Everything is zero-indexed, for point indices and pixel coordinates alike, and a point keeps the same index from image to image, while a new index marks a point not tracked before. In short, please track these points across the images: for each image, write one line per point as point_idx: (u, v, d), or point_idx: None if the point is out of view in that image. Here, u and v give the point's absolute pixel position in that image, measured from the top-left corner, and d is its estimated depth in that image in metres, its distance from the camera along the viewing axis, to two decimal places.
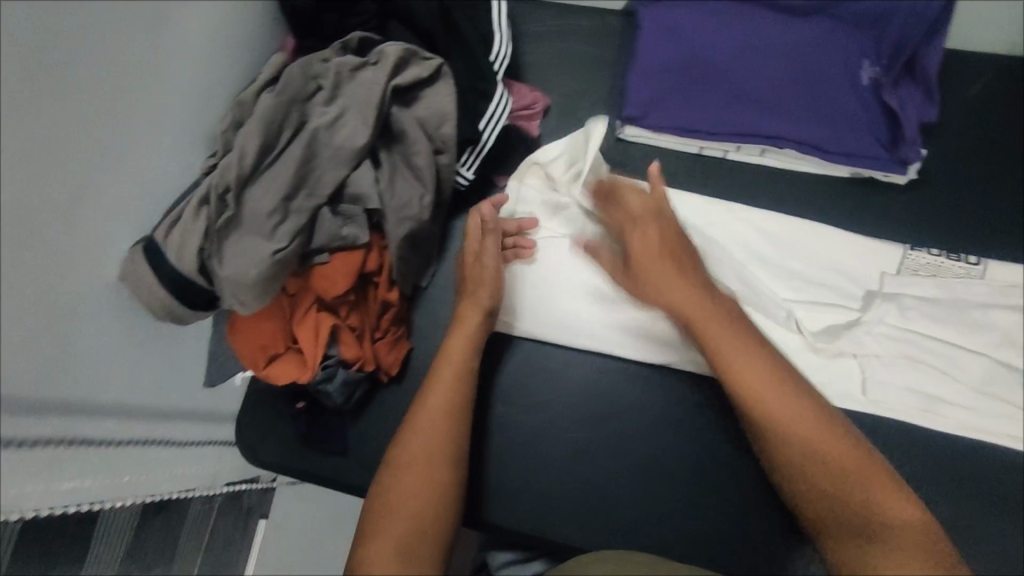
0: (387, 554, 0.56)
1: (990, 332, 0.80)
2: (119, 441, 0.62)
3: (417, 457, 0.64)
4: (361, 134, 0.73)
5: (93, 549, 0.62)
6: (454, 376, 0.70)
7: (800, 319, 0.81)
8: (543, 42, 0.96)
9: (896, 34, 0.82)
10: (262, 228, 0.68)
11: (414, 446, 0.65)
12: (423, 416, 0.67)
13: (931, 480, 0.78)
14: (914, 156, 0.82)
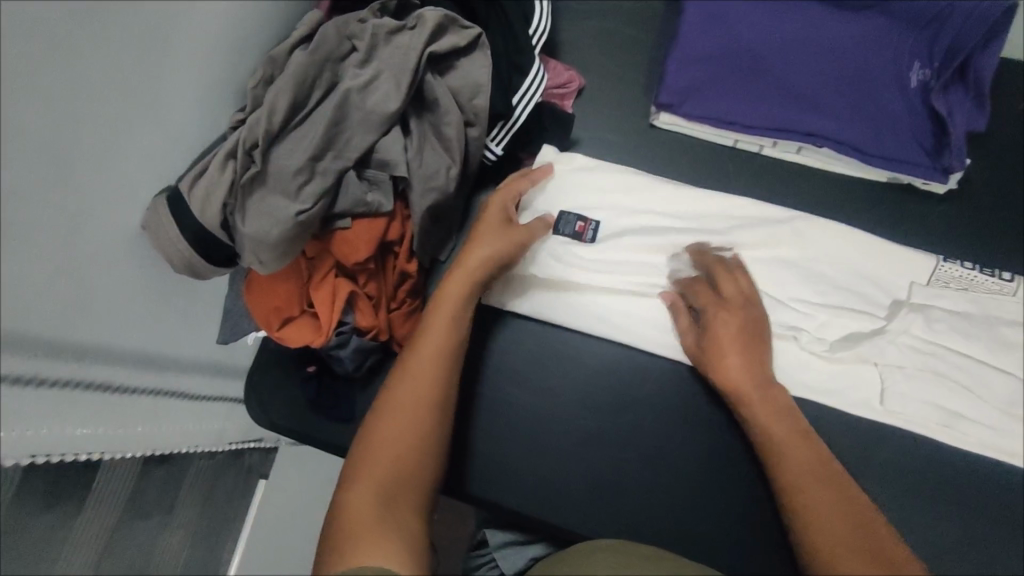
0: (368, 497, 0.56)
1: (1020, 352, 0.78)
2: (127, 393, 0.62)
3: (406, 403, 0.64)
4: (393, 99, 0.71)
5: (94, 497, 0.62)
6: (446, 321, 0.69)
7: (822, 322, 0.79)
8: (582, 21, 0.94)
9: (951, 36, 0.79)
10: (288, 187, 0.67)
11: (404, 392, 0.65)
12: (416, 362, 0.67)
13: (946, 498, 0.76)
14: (957, 166, 0.79)
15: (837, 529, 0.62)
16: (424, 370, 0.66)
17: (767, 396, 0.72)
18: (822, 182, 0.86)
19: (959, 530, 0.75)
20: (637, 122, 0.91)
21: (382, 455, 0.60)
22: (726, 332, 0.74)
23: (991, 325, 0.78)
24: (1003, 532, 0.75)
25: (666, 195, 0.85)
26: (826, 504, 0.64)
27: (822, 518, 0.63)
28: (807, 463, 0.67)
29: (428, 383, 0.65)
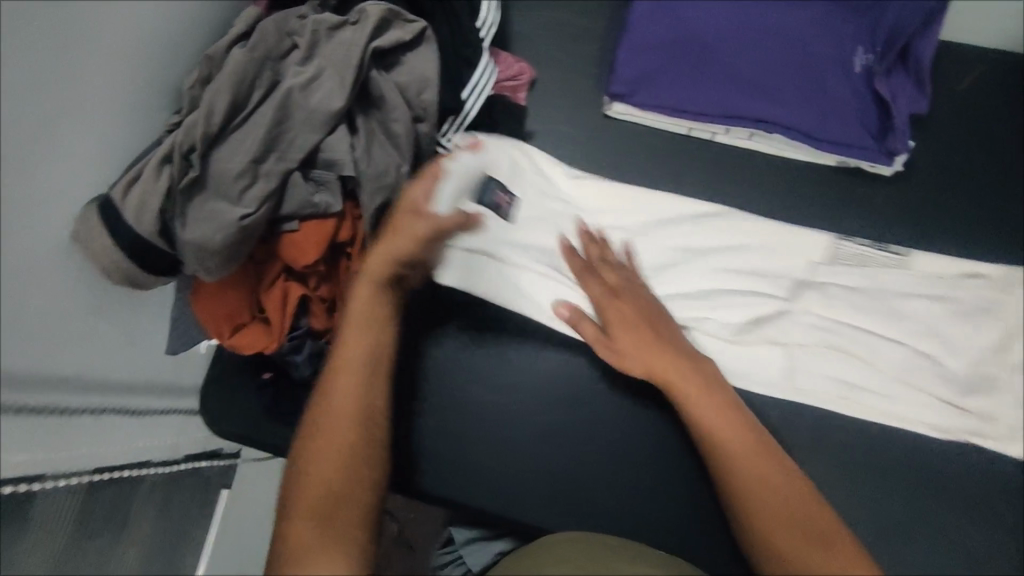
0: (303, 528, 0.57)
1: (908, 322, 0.80)
2: (62, 418, 0.59)
3: (333, 421, 0.63)
4: (337, 98, 0.70)
5: (34, 533, 0.59)
6: (363, 318, 0.67)
7: (724, 306, 0.80)
8: (532, 11, 0.93)
9: (891, 22, 0.81)
10: (230, 192, 0.65)
11: (325, 421, 0.64)
12: (335, 387, 0.65)
13: (894, 474, 0.78)
14: (901, 148, 0.80)
15: (769, 507, 0.64)
16: (348, 398, 0.65)
17: (683, 373, 0.71)
18: (774, 168, 0.87)
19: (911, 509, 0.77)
20: (590, 113, 0.90)
21: (310, 492, 0.60)
22: (616, 318, 0.74)
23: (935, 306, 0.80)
24: (947, 504, 0.78)
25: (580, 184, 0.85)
26: (759, 480, 0.65)
27: (756, 497, 0.65)
28: (737, 438, 0.67)
29: (355, 409, 0.64)
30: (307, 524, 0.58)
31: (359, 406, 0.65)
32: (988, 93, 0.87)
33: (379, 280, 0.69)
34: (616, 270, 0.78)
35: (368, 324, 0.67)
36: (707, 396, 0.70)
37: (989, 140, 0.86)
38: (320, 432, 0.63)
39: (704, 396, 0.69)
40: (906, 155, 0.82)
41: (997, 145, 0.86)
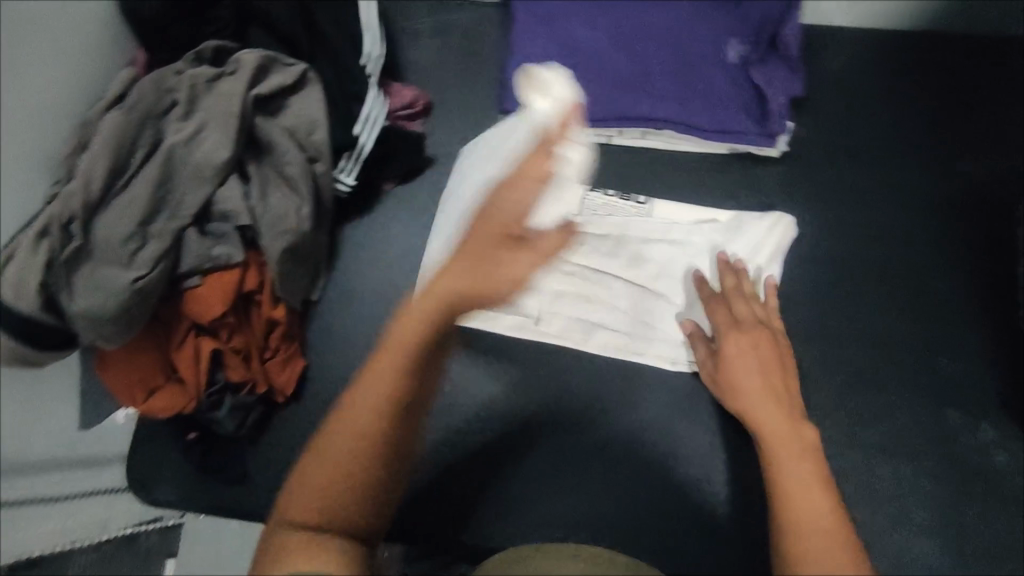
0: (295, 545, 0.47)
1: (646, 265, 0.84)
2: None
3: (347, 437, 0.50)
4: (224, 148, 0.69)
5: None
6: (436, 306, 0.51)
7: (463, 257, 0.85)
8: (420, 41, 0.95)
9: (756, 14, 0.85)
10: (119, 256, 0.64)
11: (356, 409, 0.51)
12: (402, 362, 0.51)
13: (845, 444, 0.77)
14: (781, 131, 0.84)
15: (815, 542, 0.52)
16: (406, 386, 0.51)
17: (766, 410, 0.64)
18: (673, 160, 0.89)
19: (862, 476, 0.75)
20: (488, 131, 0.92)
21: (304, 508, 0.49)
22: (738, 344, 0.70)
23: (842, 273, 0.82)
24: (903, 464, 0.76)
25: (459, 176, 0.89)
26: (808, 516, 0.53)
27: (804, 534, 0.52)
28: (801, 477, 0.57)
29: (378, 410, 0.51)
30: (292, 545, 0.47)
31: (382, 418, 0.51)
32: (867, 67, 0.89)
33: (460, 283, 0.51)
34: (752, 307, 0.75)
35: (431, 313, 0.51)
36: (767, 414, 0.64)
37: (880, 110, 0.87)
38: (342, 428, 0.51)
39: (767, 413, 0.64)
40: (788, 134, 0.86)
41: (890, 114, 0.87)
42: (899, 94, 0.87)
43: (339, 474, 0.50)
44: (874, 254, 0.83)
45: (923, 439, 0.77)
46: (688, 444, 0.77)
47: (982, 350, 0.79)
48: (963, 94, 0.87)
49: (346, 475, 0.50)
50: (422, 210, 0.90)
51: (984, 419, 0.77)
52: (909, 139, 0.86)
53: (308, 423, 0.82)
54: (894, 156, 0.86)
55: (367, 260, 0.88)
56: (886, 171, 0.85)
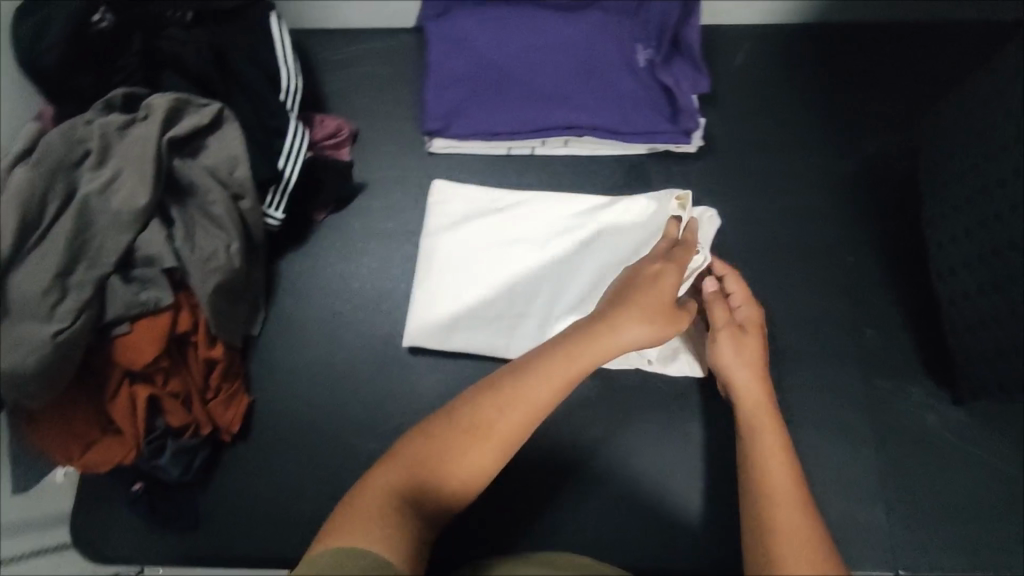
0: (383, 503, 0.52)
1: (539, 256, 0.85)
2: None
3: (496, 441, 0.57)
4: (141, 193, 0.69)
5: None
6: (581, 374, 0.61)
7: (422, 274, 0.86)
8: (340, 71, 0.96)
9: (657, 19, 0.89)
10: (38, 310, 0.63)
11: (452, 414, 0.58)
12: (513, 388, 0.58)
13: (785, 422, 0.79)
14: (693, 126, 0.87)
15: (788, 522, 0.56)
16: (494, 416, 0.57)
17: (751, 390, 0.70)
18: (597, 165, 0.92)
19: (805, 450, 0.78)
20: (415, 153, 0.93)
21: (390, 484, 0.54)
22: (739, 341, 0.73)
23: (768, 258, 0.85)
24: (840, 436, 0.79)
25: (393, 201, 0.92)
26: (782, 497, 0.59)
27: (777, 513, 0.57)
28: (779, 462, 0.62)
29: (484, 431, 0.57)
30: (367, 509, 0.52)
31: (487, 442, 0.57)
32: (769, 61, 0.93)
33: (586, 365, 0.61)
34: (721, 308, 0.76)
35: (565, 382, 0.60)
36: (761, 414, 0.68)
37: (785, 100, 0.92)
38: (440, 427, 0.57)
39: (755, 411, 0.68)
40: (701, 130, 0.89)
41: (795, 103, 0.91)
42: (800, 81, 0.92)
43: (427, 473, 0.55)
44: (795, 236, 0.86)
45: (858, 410, 0.80)
46: (632, 437, 0.81)
47: (903, 317, 0.83)
48: (860, 79, 0.92)
49: (439, 475, 0.55)
50: (358, 235, 0.90)
51: (912, 382, 0.81)
52: (816, 125, 0.90)
53: (258, 461, 0.81)
54: (804, 142, 0.90)
55: (304, 292, 0.88)
56: (797, 157, 0.89)
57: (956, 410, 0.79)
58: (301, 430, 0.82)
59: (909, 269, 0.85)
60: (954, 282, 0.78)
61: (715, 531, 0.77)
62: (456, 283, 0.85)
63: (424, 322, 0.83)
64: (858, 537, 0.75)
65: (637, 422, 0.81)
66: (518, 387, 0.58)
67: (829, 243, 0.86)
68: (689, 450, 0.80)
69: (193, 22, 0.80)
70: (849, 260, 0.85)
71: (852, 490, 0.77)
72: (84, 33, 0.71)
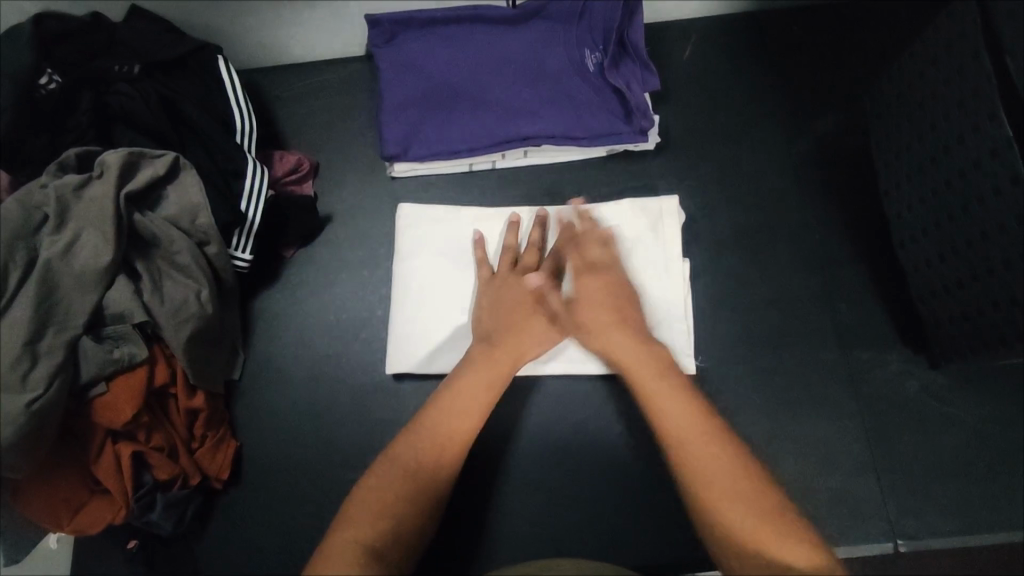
0: (351, 552, 0.57)
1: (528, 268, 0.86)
2: None
3: (433, 460, 0.64)
4: (105, 252, 0.69)
5: None
6: (489, 386, 0.71)
7: (401, 300, 0.86)
8: (296, 105, 0.97)
9: (601, 22, 0.89)
10: (10, 380, 0.63)
11: (389, 461, 0.64)
12: (437, 420, 0.67)
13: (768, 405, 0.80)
14: (648, 125, 0.87)
15: (729, 500, 0.59)
16: (421, 449, 0.65)
17: (621, 346, 0.71)
18: (559, 172, 0.92)
19: (788, 431, 0.79)
20: (379, 179, 0.94)
21: (354, 539, 0.58)
22: (596, 319, 0.73)
23: (736, 244, 0.86)
24: (824, 412, 0.80)
25: (360, 229, 0.92)
26: (692, 434, 0.62)
27: (686, 449, 0.62)
28: (699, 436, 0.62)
29: (418, 461, 0.64)
30: (343, 556, 0.57)
31: (423, 473, 0.63)
32: (717, 51, 0.94)
33: (494, 377, 0.72)
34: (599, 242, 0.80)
35: (483, 394, 0.70)
36: (662, 399, 0.65)
37: (737, 89, 0.93)
38: (382, 472, 0.63)
39: (661, 396, 0.66)
40: (656, 127, 0.90)
41: (747, 91, 0.93)
42: (749, 69, 0.93)
43: (386, 509, 0.61)
44: (760, 220, 0.87)
45: (838, 384, 0.81)
46: (620, 439, 0.81)
47: (872, 288, 0.84)
48: (805, 61, 0.93)
49: (395, 506, 0.61)
50: (329, 266, 0.90)
51: (888, 350, 0.82)
52: (769, 110, 0.92)
53: (253, 503, 0.81)
54: (759, 128, 0.91)
55: (283, 330, 0.88)
56: (753, 143, 0.91)
57: (934, 374, 0.81)
58: (291, 468, 0.82)
59: (871, 240, 0.86)
60: (915, 250, 0.79)
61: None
62: (438, 304, 0.85)
63: (410, 348, 0.84)
64: (852, 510, 0.76)
65: (622, 423, 0.81)
66: (443, 413, 0.67)
67: (793, 223, 0.87)
68: None
69: (142, 72, 0.79)
70: (814, 238, 0.86)
71: (842, 463, 0.78)
72: (31, 95, 0.71)
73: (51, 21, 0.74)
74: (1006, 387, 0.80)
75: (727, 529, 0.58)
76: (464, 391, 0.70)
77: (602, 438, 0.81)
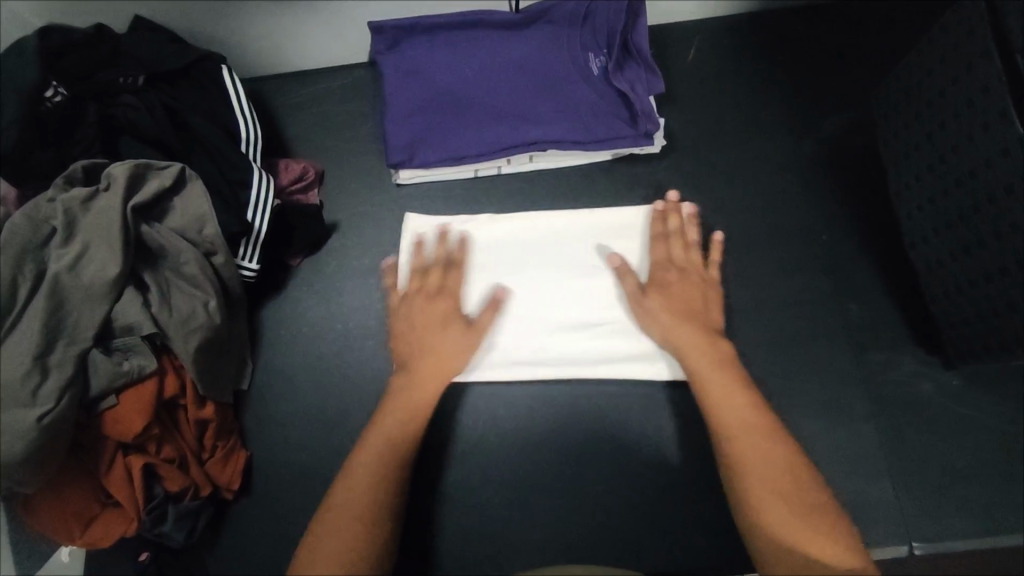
0: None
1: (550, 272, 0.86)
2: None
3: (373, 500, 0.67)
4: (113, 264, 0.68)
5: None
6: (411, 414, 0.73)
7: None
8: (302, 113, 0.97)
9: (605, 25, 0.88)
10: (20, 395, 0.62)
11: (351, 479, 0.68)
12: (367, 460, 0.69)
13: (780, 408, 0.80)
14: (654, 128, 0.87)
15: (777, 501, 0.61)
16: (372, 463, 0.69)
17: (684, 336, 0.73)
18: (566, 176, 0.92)
19: (800, 434, 0.79)
20: (385, 186, 0.94)
21: None
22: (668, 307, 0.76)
23: (745, 246, 0.86)
24: (836, 414, 0.79)
25: (367, 236, 0.92)
26: (746, 427, 0.66)
27: (740, 440, 0.65)
28: (750, 432, 0.66)
29: (373, 473, 0.69)
30: None
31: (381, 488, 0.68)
32: (721, 53, 0.94)
33: (420, 405, 0.74)
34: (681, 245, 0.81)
35: (409, 425, 0.72)
36: (728, 395, 0.68)
37: (742, 90, 0.93)
38: (345, 490, 0.68)
39: (726, 394, 0.68)
40: (662, 129, 0.89)
41: (751, 92, 0.92)
42: (754, 70, 0.93)
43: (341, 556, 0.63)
44: (768, 222, 0.87)
45: (850, 386, 0.80)
46: (633, 444, 0.81)
47: (882, 288, 0.84)
48: (811, 61, 0.93)
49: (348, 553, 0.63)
50: (337, 274, 0.90)
51: (900, 351, 0.81)
52: (775, 112, 0.92)
53: (264, 512, 0.81)
54: (765, 129, 0.91)
55: (291, 339, 0.88)
56: (759, 145, 0.90)
57: (947, 374, 0.80)
58: (301, 477, 0.82)
59: (880, 241, 0.86)
60: (927, 251, 0.79)
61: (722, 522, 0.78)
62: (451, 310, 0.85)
63: None
64: (866, 513, 0.76)
65: (634, 428, 0.81)
66: (373, 454, 0.70)
67: (801, 224, 0.87)
68: (686, 445, 0.80)
69: (145, 83, 0.80)
70: (823, 239, 0.86)
71: (855, 465, 0.78)
72: (37, 110, 0.70)
73: (53, 35, 0.74)
74: (1019, 386, 0.80)
75: (771, 525, 0.60)
76: (386, 426, 0.72)
77: (614, 443, 0.81)
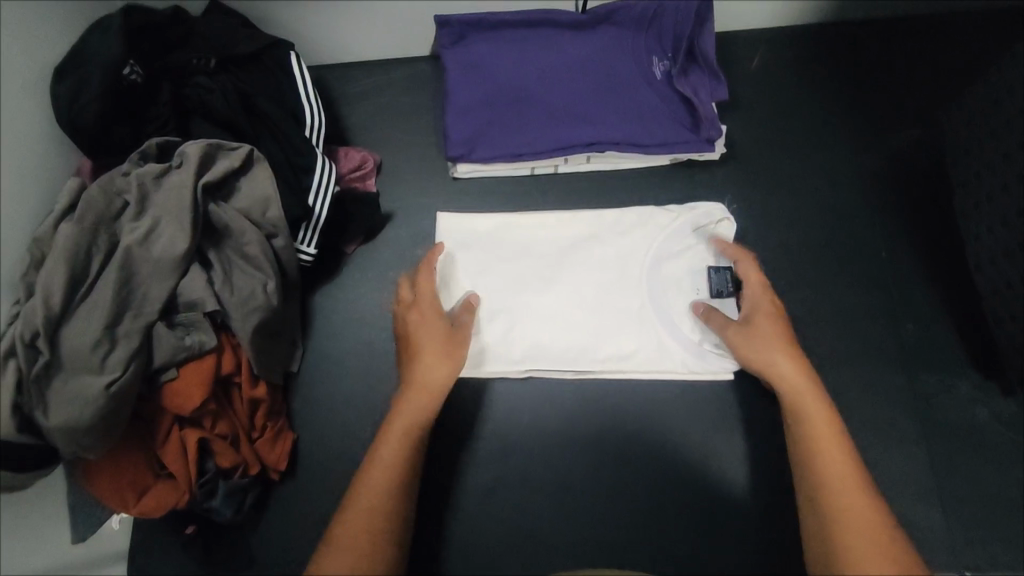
0: None
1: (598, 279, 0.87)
2: None
3: (368, 512, 0.64)
4: (182, 240, 0.67)
5: None
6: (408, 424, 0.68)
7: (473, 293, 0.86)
8: (361, 103, 0.98)
9: (671, 30, 0.87)
10: (88, 363, 0.62)
11: (388, 460, 0.67)
12: (367, 485, 0.65)
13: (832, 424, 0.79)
14: (715, 134, 0.86)
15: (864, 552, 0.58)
16: (401, 439, 0.68)
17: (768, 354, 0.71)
18: (622, 178, 0.92)
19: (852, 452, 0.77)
20: (441, 179, 0.94)
21: None
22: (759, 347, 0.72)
23: (801, 257, 0.85)
24: (890, 434, 0.78)
25: (420, 227, 0.93)
26: (821, 428, 0.66)
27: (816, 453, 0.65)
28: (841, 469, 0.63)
29: (404, 444, 0.68)
30: None
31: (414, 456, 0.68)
32: (786, 63, 0.93)
33: (423, 403, 0.70)
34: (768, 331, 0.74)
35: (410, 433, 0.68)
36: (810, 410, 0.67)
37: (806, 102, 0.92)
38: (365, 479, 0.65)
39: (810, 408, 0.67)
40: (723, 137, 0.89)
41: (815, 104, 0.91)
42: (818, 82, 0.92)
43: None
44: (827, 236, 0.86)
45: (904, 407, 0.79)
46: (677, 444, 0.82)
47: (942, 310, 0.82)
48: (876, 76, 0.92)
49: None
50: (390, 263, 0.91)
51: (959, 375, 0.80)
52: (837, 126, 0.91)
53: (308, 493, 0.82)
54: (826, 142, 0.90)
55: (340, 325, 0.89)
56: (820, 158, 0.89)
57: (1006, 400, 0.79)
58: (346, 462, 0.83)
59: (942, 260, 0.84)
60: (994, 273, 0.78)
61: (764, 525, 0.79)
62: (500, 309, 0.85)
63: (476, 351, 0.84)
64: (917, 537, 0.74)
65: (681, 430, 0.82)
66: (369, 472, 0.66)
67: (862, 240, 0.86)
68: (727, 456, 0.81)
69: (216, 66, 0.78)
70: (883, 257, 0.85)
71: (906, 488, 0.76)
72: (118, 86, 0.70)
73: (136, 12, 0.73)
74: None
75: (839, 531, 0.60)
76: (395, 440, 0.68)
77: (658, 445, 0.81)
